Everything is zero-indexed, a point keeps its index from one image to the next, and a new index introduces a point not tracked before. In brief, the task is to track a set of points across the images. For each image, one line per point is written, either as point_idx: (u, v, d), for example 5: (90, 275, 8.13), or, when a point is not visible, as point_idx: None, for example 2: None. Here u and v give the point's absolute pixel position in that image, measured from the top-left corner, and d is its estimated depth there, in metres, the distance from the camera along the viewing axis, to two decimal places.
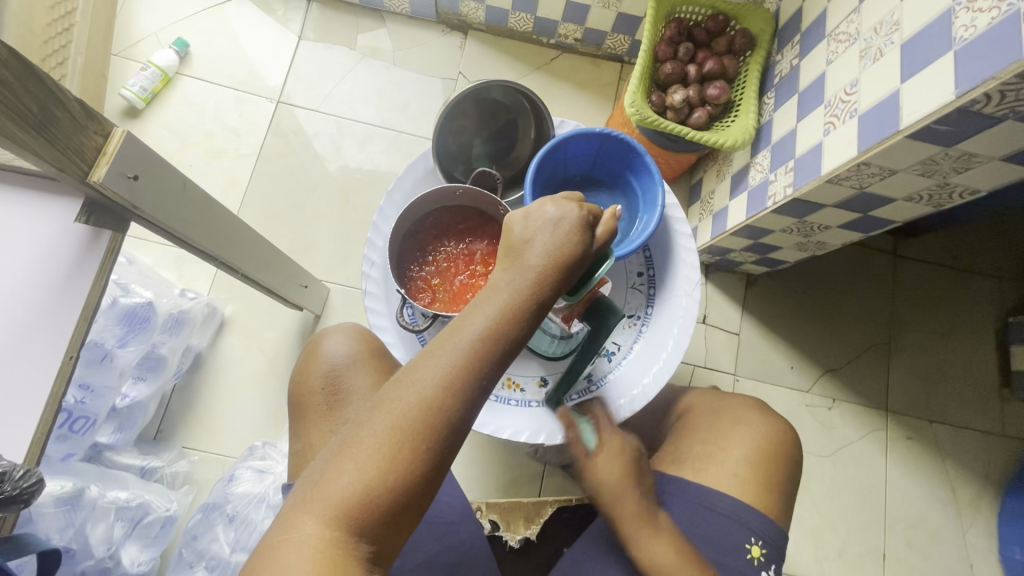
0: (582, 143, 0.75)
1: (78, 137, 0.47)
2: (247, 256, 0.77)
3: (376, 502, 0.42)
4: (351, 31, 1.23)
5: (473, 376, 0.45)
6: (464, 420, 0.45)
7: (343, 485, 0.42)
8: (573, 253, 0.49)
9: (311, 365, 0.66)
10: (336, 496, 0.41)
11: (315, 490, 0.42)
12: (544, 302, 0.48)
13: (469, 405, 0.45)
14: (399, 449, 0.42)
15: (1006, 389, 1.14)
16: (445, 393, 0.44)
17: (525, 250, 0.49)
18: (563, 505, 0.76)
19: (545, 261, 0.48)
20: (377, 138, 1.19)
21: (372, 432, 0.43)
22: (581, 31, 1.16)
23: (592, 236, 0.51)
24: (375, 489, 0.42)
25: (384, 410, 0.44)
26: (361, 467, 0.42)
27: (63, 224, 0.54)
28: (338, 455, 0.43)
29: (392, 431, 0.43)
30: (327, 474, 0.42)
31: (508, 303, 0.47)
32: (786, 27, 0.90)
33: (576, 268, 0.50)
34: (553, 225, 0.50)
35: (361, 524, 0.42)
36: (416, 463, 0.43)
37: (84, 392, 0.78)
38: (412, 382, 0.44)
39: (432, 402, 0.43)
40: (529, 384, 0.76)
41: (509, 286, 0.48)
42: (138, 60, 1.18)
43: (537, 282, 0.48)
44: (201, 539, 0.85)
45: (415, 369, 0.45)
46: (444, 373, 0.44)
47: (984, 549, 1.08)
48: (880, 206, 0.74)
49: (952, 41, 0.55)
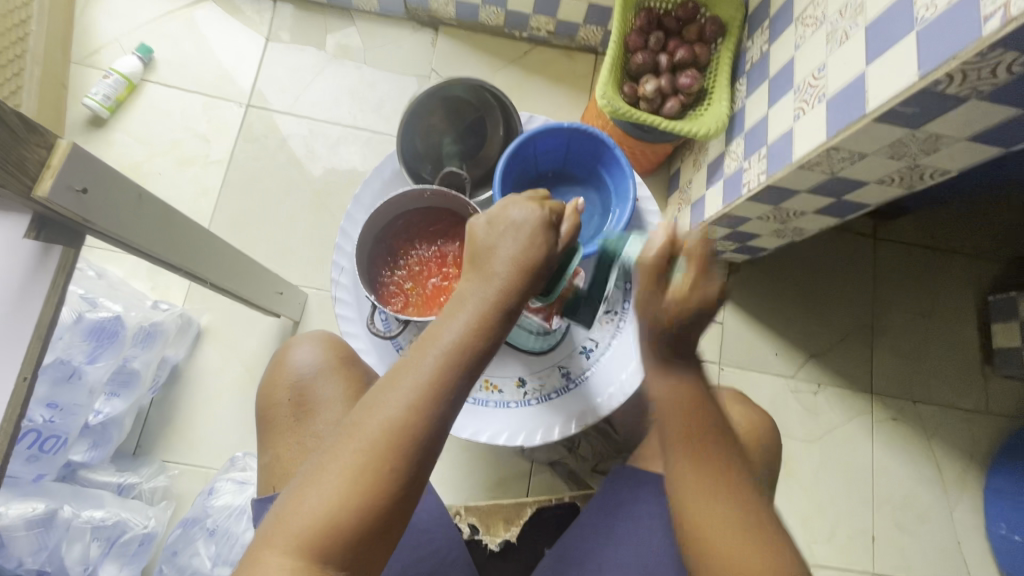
0: (551, 138, 0.73)
1: (18, 150, 0.45)
2: (215, 265, 0.76)
3: (343, 529, 0.40)
4: (321, 31, 1.21)
5: (440, 391, 0.43)
6: (434, 438, 0.43)
7: (308, 512, 0.40)
8: (538, 256, 0.48)
9: (277, 375, 0.64)
10: (300, 524, 0.40)
11: (281, 521, 0.41)
12: (511, 309, 0.47)
13: (439, 423, 0.43)
14: (365, 474, 0.41)
15: (988, 366, 1.14)
16: (411, 414, 0.42)
17: (490, 256, 0.48)
18: (543, 505, 0.78)
19: (511, 269, 0.47)
20: (351, 139, 1.17)
21: (336, 458, 0.42)
22: (553, 23, 1.15)
23: (560, 236, 0.50)
24: (343, 515, 0.40)
25: (349, 434, 0.42)
26: (327, 494, 0.41)
27: (9, 242, 0.52)
28: (304, 482, 0.42)
29: (358, 455, 0.41)
30: (292, 503, 0.41)
31: (474, 315, 0.46)
32: (756, 13, 0.89)
33: (543, 271, 0.49)
34: (516, 229, 0.49)
35: (328, 552, 0.40)
36: (383, 487, 0.41)
37: (52, 411, 0.76)
38: (376, 403, 0.43)
39: (398, 426, 0.42)
40: (507, 385, 0.74)
41: (476, 295, 0.47)
42: (100, 68, 1.15)
43: (503, 291, 0.47)
44: (182, 554, 0.84)
45: (380, 391, 0.44)
46: (410, 394, 0.43)
47: (972, 527, 1.08)
48: (853, 190, 0.73)
49: (914, 22, 0.54)
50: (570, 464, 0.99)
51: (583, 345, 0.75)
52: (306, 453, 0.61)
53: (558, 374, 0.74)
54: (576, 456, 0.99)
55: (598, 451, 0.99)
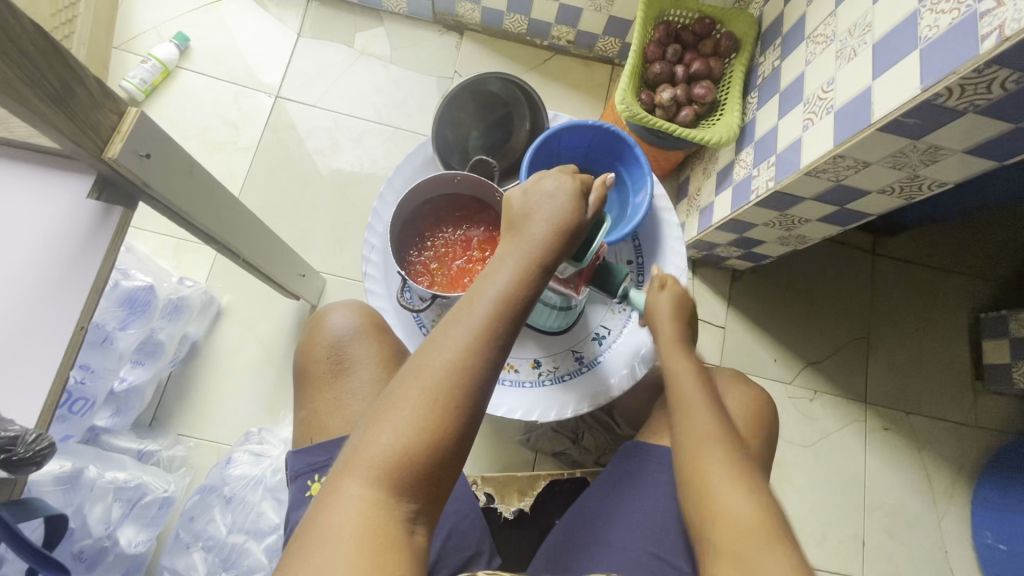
0: (576, 134, 0.78)
1: (95, 114, 0.49)
2: (249, 241, 0.79)
3: (416, 458, 0.43)
4: (350, 30, 1.26)
5: (492, 337, 0.46)
6: (489, 379, 0.46)
7: (383, 445, 0.43)
8: (573, 219, 0.51)
9: (315, 336, 0.69)
10: (374, 456, 0.43)
11: (357, 455, 0.44)
12: (550, 264, 0.50)
13: (493, 365, 0.46)
14: (432, 411, 0.44)
15: (978, 381, 1.19)
16: (469, 356, 0.45)
17: (528, 220, 0.51)
18: (556, 478, 0.82)
19: (550, 229, 0.50)
20: (374, 134, 1.21)
21: (404, 397, 0.45)
22: (574, 33, 1.20)
23: (590, 208, 0.53)
24: (413, 446, 0.43)
25: (412, 376, 0.45)
26: (398, 428, 0.44)
27: (75, 200, 0.55)
28: (374, 421, 0.45)
29: (423, 393, 0.44)
30: (365, 439, 0.44)
31: (518, 268, 0.49)
32: (769, 31, 0.94)
33: (577, 235, 0.52)
34: (551, 197, 0.52)
35: (401, 482, 0.43)
36: (449, 423, 0.44)
37: (85, 373, 0.80)
38: (435, 348, 0.46)
39: (457, 366, 0.45)
40: (523, 365, 0.78)
41: (516, 253, 0.50)
42: (137, 53, 1.20)
43: (541, 248, 0.50)
44: (198, 520, 0.86)
45: (437, 338, 0.47)
46: (466, 338, 0.46)
47: (959, 535, 1.12)
48: (856, 199, 0.78)
49: (918, 40, 0.59)
50: (573, 455, 1.02)
51: (596, 332, 0.79)
52: (342, 408, 0.65)
53: (571, 358, 0.78)
54: (579, 448, 1.01)
55: (601, 445, 1.01)
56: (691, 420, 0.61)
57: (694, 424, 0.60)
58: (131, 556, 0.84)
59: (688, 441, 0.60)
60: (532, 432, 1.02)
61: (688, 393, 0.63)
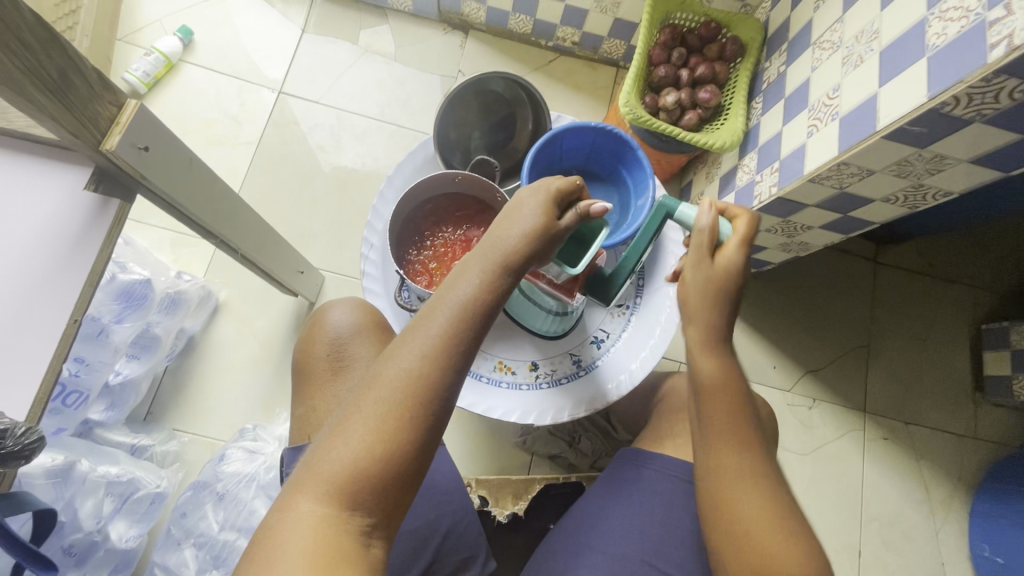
0: (578, 136, 0.78)
1: (93, 105, 0.49)
2: (247, 236, 0.79)
3: (372, 472, 0.42)
4: (355, 26, 1.25)
5: (452, 346, 0.45)
6: (448, 388, 0.45)
7: (337, 459, 0.42)
8: (542, 230, 0.50)
9: (316, 333, 0.69)
10: (329, 471, 0.42)
11: (311, 471, 0.43)
12: (514, 271, 0.49)
13: (452, 376, 0.45)
14: (387, 423, 0.43)
15: (978, 393, 1.18)
16: (426, 366, 0.44)
17: (497, 231, 0.51)
18: (550, 482, 0.81)
19: (517, 238, 0.49)
20: (377, 131, 1.21)
21: (360, 411, 0.44)
22: (579, 34, 1.20)
23: (563, 221, 0.52)
24: (368, 460, 0.42)
25: (369, 387, 0.44)
26: (353, 443, 0.43)
27: (71, 191, 0.55)
28: (331, 433, 0.44)
29: (379, 406, 0.43)
30: (321, 453, 0.43)
31: (481, 278, 0.48)
32: (775, 36, 0.94)
33: (547, 247, 0.51)
34: (520, 208, 0.51)
35: (355, 497, 0.42)
36: (406, 435, 0.43)
37: (79, 365, 0.80)
38: (393, 359, 0.45)
39: (415, 376, 0.44)
40: (520, 367, 0.78)
41: (480, 262, 0.49)
42: (141, 46, 1.20)
43: (505, 259, 0.49)
44: (190, 516, 0.86)
45: (396, 348, 0.46)
46: (424, 347, 0.45)
47: (955, 548, 1.11)
48: (860, 207, 0.77)
49: (925, 48, 0.59)
50: (569, 458, 1.00)
51: (595, 335, 0.78)
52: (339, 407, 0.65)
53: (569, 361, 0.77)
54: (576, 451, 1.00)
55: (597, 449, 1.00)
56: (716, 406, 0.57)
57: (718, 411, 0.57)
58: (121, 552, 0.84)
59: (714, 435, 0.57)
60: (529, 435, 1.01)
61: (716, 371, 0.58)
